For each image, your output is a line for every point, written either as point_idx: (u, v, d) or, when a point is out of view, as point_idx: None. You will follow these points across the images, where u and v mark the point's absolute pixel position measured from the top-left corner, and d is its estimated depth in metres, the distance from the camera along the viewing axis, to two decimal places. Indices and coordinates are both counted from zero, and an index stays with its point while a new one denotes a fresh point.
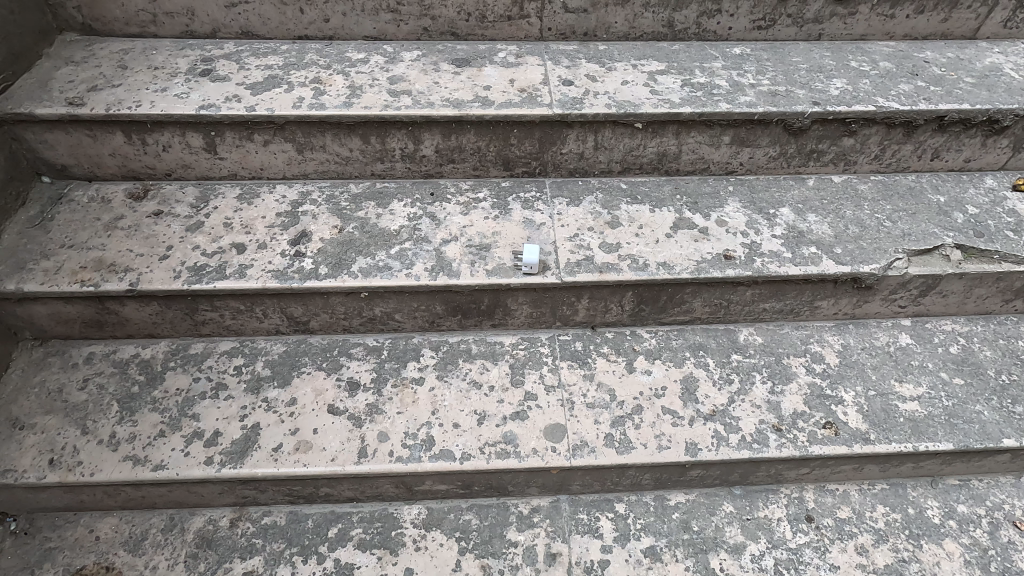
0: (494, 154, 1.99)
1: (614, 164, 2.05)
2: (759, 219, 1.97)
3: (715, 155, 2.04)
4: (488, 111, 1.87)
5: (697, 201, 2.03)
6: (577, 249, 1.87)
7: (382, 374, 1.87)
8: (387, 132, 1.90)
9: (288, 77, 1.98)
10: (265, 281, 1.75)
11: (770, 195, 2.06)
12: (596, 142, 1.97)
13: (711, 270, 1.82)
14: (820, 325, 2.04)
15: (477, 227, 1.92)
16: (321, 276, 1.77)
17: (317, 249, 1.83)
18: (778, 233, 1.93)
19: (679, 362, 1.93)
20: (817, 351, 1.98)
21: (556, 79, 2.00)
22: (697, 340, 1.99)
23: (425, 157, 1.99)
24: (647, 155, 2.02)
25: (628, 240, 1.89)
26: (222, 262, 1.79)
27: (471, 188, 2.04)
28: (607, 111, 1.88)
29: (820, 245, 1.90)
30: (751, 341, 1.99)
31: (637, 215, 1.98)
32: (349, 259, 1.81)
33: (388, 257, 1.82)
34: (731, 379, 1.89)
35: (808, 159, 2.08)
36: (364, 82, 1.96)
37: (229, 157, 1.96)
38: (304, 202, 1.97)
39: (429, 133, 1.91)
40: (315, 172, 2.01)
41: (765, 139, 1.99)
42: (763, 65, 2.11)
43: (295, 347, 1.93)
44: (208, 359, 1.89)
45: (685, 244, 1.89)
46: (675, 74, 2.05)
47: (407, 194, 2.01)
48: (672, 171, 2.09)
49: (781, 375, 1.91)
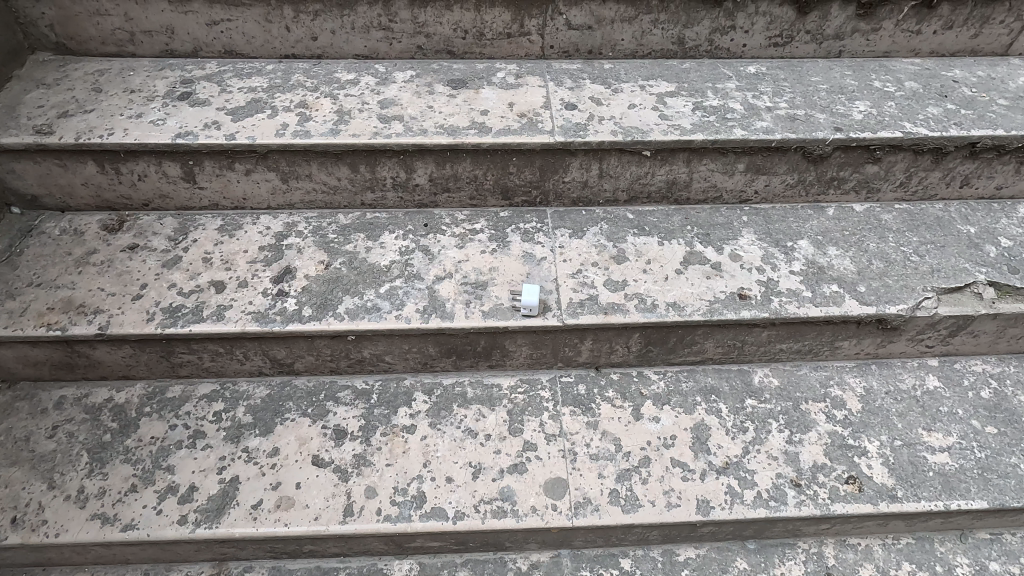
0: (491, 183, 1.86)
1: (620, 193, 1.92)
2: (775, 253, 1.83)
3: (728, 183, 1.91)
4: (484, 139, 1.74)
5: (709, 233, 1.89)
6: (581, 287, 1.73)
7: (371, 421, 1.75)
8: (376, 161, 1.77)
9: (272, 100, 1.85)
10: (244, 324, 1.63)
11: (788, 226, 1.92)
12: (600, 170, 1.84)
13: (725, 311, 1.69)
14: (840, 365, 1.91)
15: (473, 263, 1.79)
16: (305, 318, 1.65)
17: (301, 288, 1.71)
18: (797, 269, 1.79)
19: (689, 407, 1.80)
20: (838, 395, 1.84)
21: (559, 102, 1.87)
22: (708, 382, 1.86)
23: (418, 187, 1.86)
24: (656, 183, 1.89)
25: (635, 277, 1.76)
26: (199, 302, 1.67)
27: (467, 219, 1.91)
28: (612, 139, 1.75)
29: (843, 283, 1.76)
30: (766, 383, 1.86)
31: (645, 248, 1.84)
32: (335, 299, 1.69)
33: (377, 297, 1.69)
34: (745, 426, 1.76)
35: (828, 187, 1.94)
36: (353, 106, 1.83)
37: (209, 187, 1.83)
38: (289, 234, 1.85)
39: (422, 161, 1.79)
40: (302, 202, 1.89)
41: (783, 166, 1.86)
42: (781, 85, 1.97)
43: (279, 391, 1.81)
44: (186, 404, 1.77)
45: (697, 282, 1.75)
46: (686, 96, 1.91)
47: (399, 225, 1.89)
48: (682, 200, 1.95)
49: (799, 423, 1.77)
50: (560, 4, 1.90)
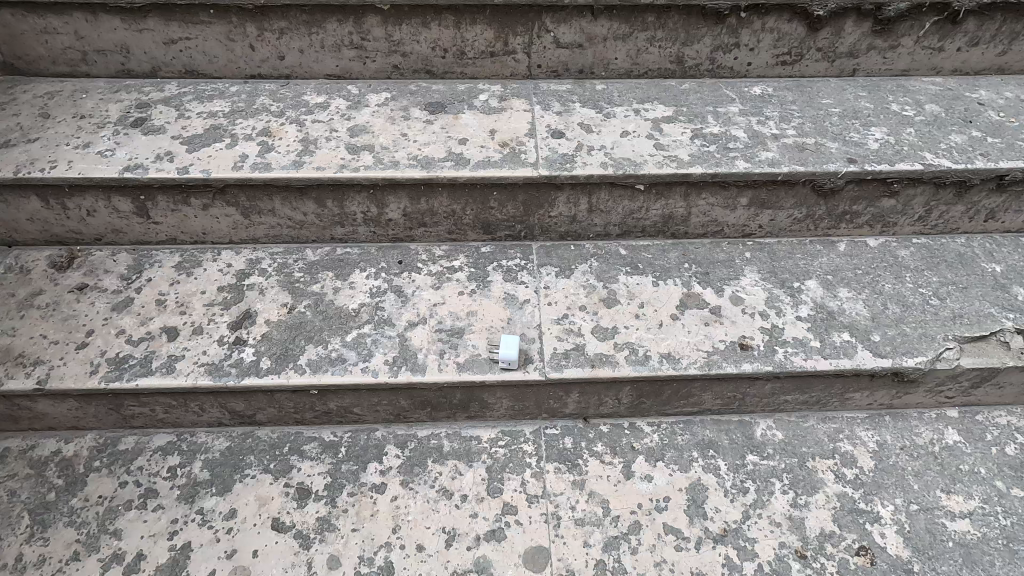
0: (471, 218, 1.71)
1: (611, 228, 1.76)
2: (781, 296, 1.67)
3: (730, 217, 1.75)
4: (461, 173, 1.59)
5: (709, 271, 1.73)
6: (566, 335, 1.58)
7: (337, 479, 1.61)
8: (345, 196, 1.63)
9: (233, 127, 1.71)
10: (196, 377, 1.49)
11: (795, 263, 1.76)
12: (590, 204, 1.68)
13: (724, 364, 1.53)
14: (851, 416, 1.75)
15: (449, 306, 1.64)
16: (262, 371, 1.50)
17: (261, 335, 1.57)
18: (804, 314, 1.63)
19: (685, 464, 1.65)
20: (848, 451, 1.69)
21: (545, 129, 1.71)
22: (706, 435, 1.71)
23: (392, 221, 1.72)
24: (651, 218, 1.73)
25: (627, 323, 1.61)
26: (149, 352, 1.53)
27: (445, 255, 1.76)
28: (602, 172, 1.60)
29: (855, 331, 1.60)
30: (769, 437, 1.71)
31: (638, 289, 1.69)
32: (297, 348, 1.55)
33: (342, 346, 1.55)
34: (745, 487, 1.61)
35: (839, 221, 1.78)
36: (320, 134, 1.69)
37: (165, 222, 1.69)
38: (251, 272, 1.71)
39: (394, 196, 1.64)
40: (266, 237, 1.75)
41: (790, 200, 1.69)
42: (788, 109, 1.80)
43: (240, 443, 1.68)
44: (139, 458, 1.64)
45: (694, 330, 1.60)
46: (684, 121, 1.75)
47: (371, 262, 1.74)
48: (679, 234, 1.80)
49: (805, 483, 1.62)
50: (548, 20, 1.75)
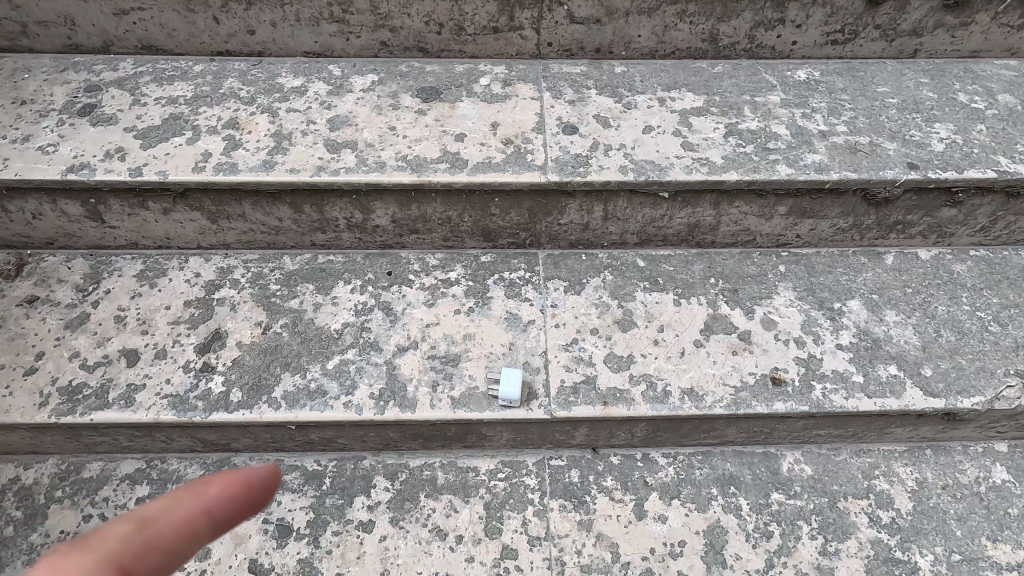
0: (469, 225, 1.50)
1: (628, 236, 1.55)
2: (820, 319, 1.48)
3: (765, 226, 1.53)
4: (458, 177, 1.37)
5: (738, 288, 1.53)
6: (576, 364, 1.40)
7: (321, 515, 1.47)
8: (324, 201, 1.42)
9: (195, 117, 1.48)
10: (157, 411, 1.32)
11: (835, 280, 1.55)
12: (605, 212, 1.47)
13: (754, 402, 1.35)
14: (887, 450, 1.59)
15: (444, 328, 1.45)
16: (232, 405, 1.33)
17: (231, 361, 1.39)
18: (846, 343, 1.44)
19: (703, 503, 1.50)
20: (883, 490, 1.53)
21: (555, 122, 1.48)
22: (727, 470, 1.55)
23: (379, 228, 1.51)
24: (675, 226, 1.52)
25: (644, 350, 1.42)
26: (105, 379, 1.36)
27: (440, 265, 1.56)
28: (621, 178, 1.37)
29: (904, 363, 1.41)
30: (796, 473, 1.55)
31: (657, 309, 1.49)
32: (272, 377, 1.37)
33: (323, 375, 1.38)
34: (770, 530, 1.46)
35: (889, 231, 1.55)
36: (295, 127, 1.46)
37: (122, 226, 1.49)
38: (222, 284, 1.52)
39: (380, 201, 1.43)
40: (239, 243, 1.55)
41: (835, 209, 1.47)
42: (839, 98, 1.55)
43: (215, 472, 1.53)
44: (105, 488, 1.50)
45: (720, 360, 1.41)
46: (717, 114, 1.51)
47: (356, 273, 1.55)
48: (705, 244, 1.59)
49: (836, 528, 1.46)
50: None
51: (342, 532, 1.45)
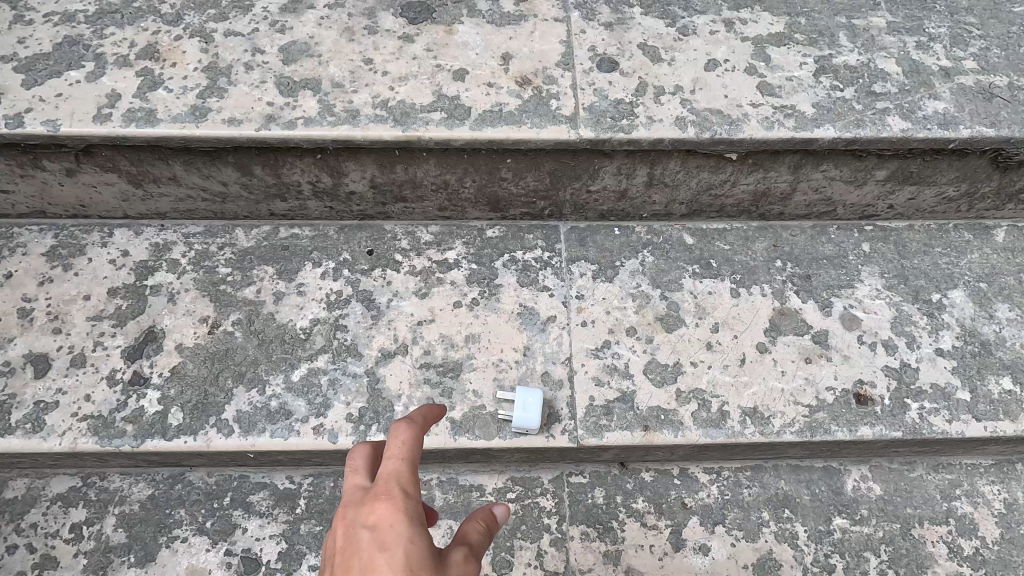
0: (472, 192, 1.16)
1: (675, 206, 1.22)
2: (914, 316, 1.17)
3: (851, 195, 1.19)
4: (457, 132, 1.02)
5: (811, 274, 1.22)
6: (608, 376, 1.11)
7: (295, 545, 1.23)
8: (280, 161, 1.07)
9: (98, 41, 1.08)
10: (74, 437, 1.03)
11: (933, 263, 1.23)
12: (650, 177, 1.13)
13: (833, 427, 1.07)
14: (971, 464, 1.33)
15: (441, 327, 1.15)
16: (171, 430, 1.05)
17: (170, 370, 1.09)
18: (948, 347, 1.14)
19: (752, 531, 1.25)
20: (965, 513, 1.28)
21: (588, 54, 1.10)
22: (782, 489, 1.30)
23: (355, 195, 1.17)
24: (736, 195, 1.18)
25: (694, 357, 1.12)
26: (6, 395, 1.06)
27: (435, 242, 1.24)
28: (677, 135, 1.02)
29: (1020, 375, 1.12)
30: (864, 493, 1.29)
31: (710, 302, 1.18)
32: (221, 392, 1.08)
33: (286, 390, 1.08)
34: (831, 564, 1.23)
35: (1007, 201, 1.22)
36: (236, 57, 1.07)
37: (18, 191, 1.14)
38: (157, 267, 1.19)
39: (355, 160, 1.08)
40: (176, 211, 1.21)
41: (948, 172, 1.14)
42: (964, 22, 1.16)
43: (165, 491, 1.27)
44: (32, 512, 1.24)
45: (790, 369, 1.12)
46: (804, 43, 1.12)
47: (329, 252, 1.22)
48: (769, 215, 1.26)
49: (910, 561, 1.23)
50: None
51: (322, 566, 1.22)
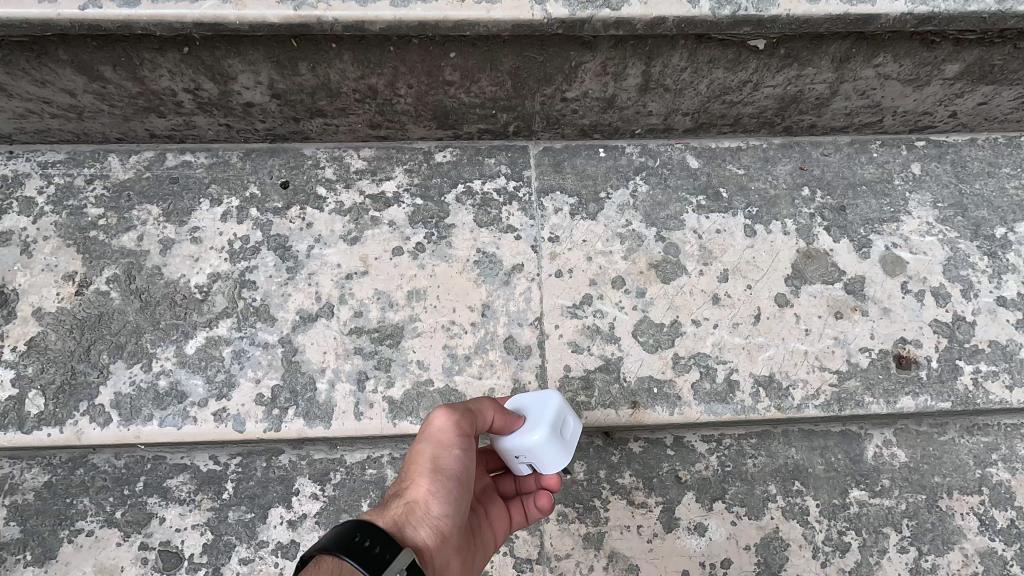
0: (408, 101, 0.87)
1: (677, 117, 0.94)
2: (971, 256, 0.94)
3: (908, 99, 0.91)
4: (371, 11, 0.72)
5: (846, 206, 0.96)
6: (588, 339, 0.88)
7: (223, 536, 0.95)
8: (134, 58, 0.78)
9: None
10: None
11: (997, 188, 0.98)
12: (645, 76, 0.85)
13: (867, 399, 0.86)
14: (1011, 426, 1.14)
15: (376, 282, 0.90)
16: (31, 420, 0.82)
17: (27, 342, 0.85)
18: (1011, 294, 0.92)
19: (756, 508, 1.06)
20: (1001, 481, 1.10)
21: None
22: (792, 458, 1.09)
23: (254, 107, 0.88)
24: (757, 100, 0.90)
25: (698, 313, 0.90)
26: None
27: (369, 171, 0.96)
28: (685, 11, 0.73)
29: None
30: (886, 461, 1.09)
31: (718, 243, 0.93)
32: (94, 370, 0.85)
33: (178, 365, 0.85)
34: (845, 542, 1.05)
35: None
36: None
37: None
38: (8, 205, 0.92)
39: (239, 57, 0.78)
40: (24, 132, 0.92)
41: None
42: None
43: None
44: None
45: (814, 327, 0.89)
46: None
47: (231, 184, 0.95)
48: (798, 128, 0.98)
49: (935, 538, 1.06)
50: None
51: (262, 556, 0.94)
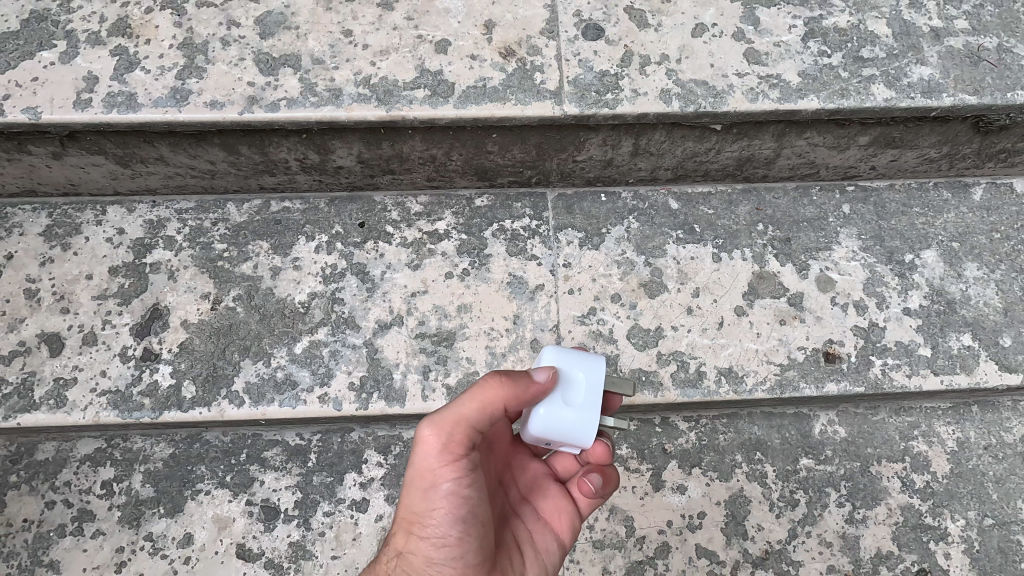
0: (459, 164, 1.17)
1: (661, 172, 1.23)
2: (885, 276, 1.23)
3: (835, 158, 1.20)
4: (441, 112, 1.02)
5: (791, 238, 1.25)
6: (594, 341, 1.18)
7: (310, 494, 1.33)
8: (266, 141, 1.07)
9: (65, 16, 1.04)
10: (96, 413, 1.11)
11: (908, 223, 1.27)
12: (635, 147, 1.14)
13: (802, 385, 1.16)
14: (930, 407, 1.43)
15: (434, 299, 1.20)
16: (186, 402, 1.13)
17: (179, 345, 1.15)
18: (915, 306, 1.21)
19: (725, 471, 1.36)
20: (920, 451, 1.40)
21: (573, 20, 1.08)
22: (754, 434, 1.39)
23: (343, 169, 1.17)
24: (721, 160, 1.18)
25: (676, 321, 1.19)
26: (27, 374, 1.13)
27: (425, 213, 1.25)
28: (662, 109, 1.03)
29: (978, 330, 1.20)
30: (829, 435, 1.39)
31: (692, 267, 1.22)
32: (229, 366, 1.15)
33: (291, 361, 1.15)
34: (794, 498, 1.35)
35: (987, 160, 1.24)
36: (211, 32, 1.04)
37: (5, 173, 1.14)
38: (154, 242, 1.22)
39: (341, 139, 1.09)
40: (166, 187, 1.22)
41: (931, 137, 1.14)
42: None
43: (184, 450, 1.36)
44: (65, 471, 1.34)
45: (764, 332, 1.19)
46: (795, 2, 1.10)
47: (321, 224, 1.24)
48: (755, 177, 1.27)
49: (865, 495, 1.36)
50: None
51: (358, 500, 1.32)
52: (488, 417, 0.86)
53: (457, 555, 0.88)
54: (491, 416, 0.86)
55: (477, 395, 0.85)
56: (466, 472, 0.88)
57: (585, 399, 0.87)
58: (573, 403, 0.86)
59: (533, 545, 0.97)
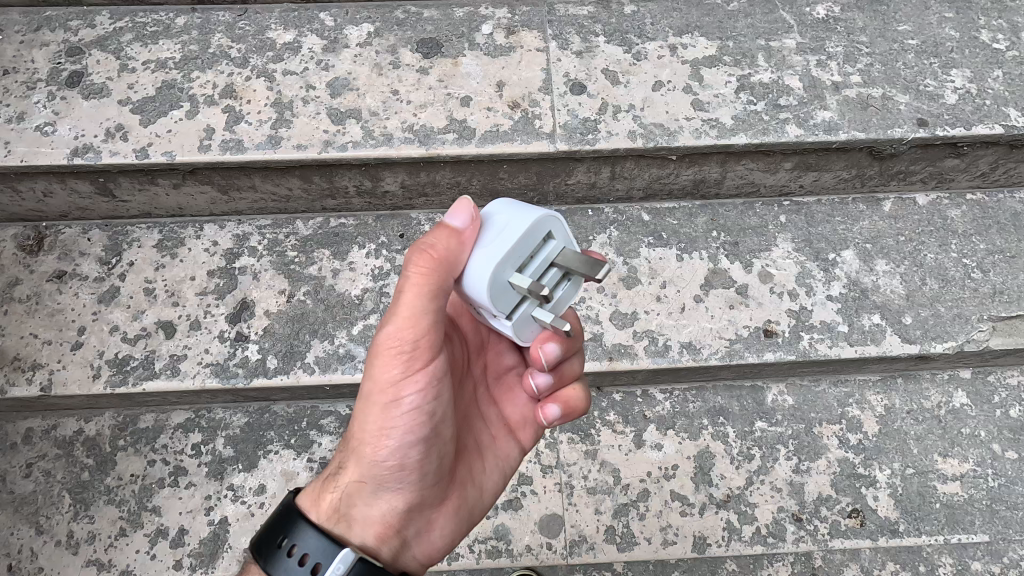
0: (478, 188, 1.51)
1: (635, 192, 1.57)
2: (813, 270, 1.56)
3: (769, 179, 1.55)
4: (466, 149, 1.39)
5: (738, 241, 1.58)
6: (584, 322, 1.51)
7: None
8: (333, 172, 1.43)
9: (190, 85, 1.44)
10: (203, 380, 1.45)
11: (832, 229, 1.60)
12: (612, 172, 1.49)
13: (746, 354, 1.48)
14: (863, 380, 1.75)
15: None
16: (270, 371, 1.46)
17: (263, 329, 1.49)
18: (835, 294, 1.54)
19: (694, 431, 1.68)
20: (854, 415, 1.71)
21: (563, 80, 1.45)
22: (717, 402, 1.71)
23: (389, 193, 1.52)
24: (681, 182, 1.54)
25: (647, 307, 1.52)
26: (149, 352, 1.47)
27: None
28: (629, 145, 1.39)
29: (886, 311, 1.52)
30: (779, 402, 1.71)
31: (661, 265, 1.55)
32: (303, 344, 1.48)
33: (350, 340, 1.48)
34: (750, 453, 1.66)
35: (891, 179, 1.59)
36: (296, 94, 1.43)
37: (134, 200, 1.51)
38: (241, 250, 1.56)
39: (389, 170, 1.44)
40: (251, 209, 1.58)
41: (839, 163, 1.49)
42: (856, 40, 1.51)
43: (257, 419, 1.68)
44: (162, 436, 1.66)
45: (717, 314, 1.52)
46: (729, 64, 1.48)
47: (370, 236, 1.58)
48: (710, 196, 1.61)
49: (809, 450, 1.67)
50: None
51: None
52: (440, 307, 0.94)
53: (414, 471, 1.05)
54: (440, 307, 0.95)
55: (428, 293, 0.93)
56: (427, 385, 1.00)
57: (499, 238, 0.87)
58: (484, 246, 0.89)
59: (491, 446, 1.21)
